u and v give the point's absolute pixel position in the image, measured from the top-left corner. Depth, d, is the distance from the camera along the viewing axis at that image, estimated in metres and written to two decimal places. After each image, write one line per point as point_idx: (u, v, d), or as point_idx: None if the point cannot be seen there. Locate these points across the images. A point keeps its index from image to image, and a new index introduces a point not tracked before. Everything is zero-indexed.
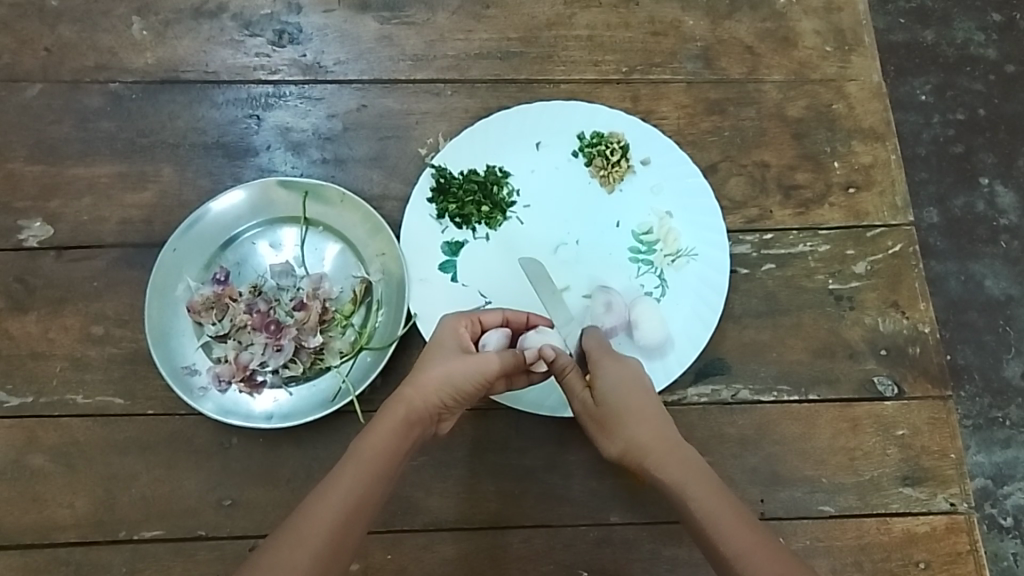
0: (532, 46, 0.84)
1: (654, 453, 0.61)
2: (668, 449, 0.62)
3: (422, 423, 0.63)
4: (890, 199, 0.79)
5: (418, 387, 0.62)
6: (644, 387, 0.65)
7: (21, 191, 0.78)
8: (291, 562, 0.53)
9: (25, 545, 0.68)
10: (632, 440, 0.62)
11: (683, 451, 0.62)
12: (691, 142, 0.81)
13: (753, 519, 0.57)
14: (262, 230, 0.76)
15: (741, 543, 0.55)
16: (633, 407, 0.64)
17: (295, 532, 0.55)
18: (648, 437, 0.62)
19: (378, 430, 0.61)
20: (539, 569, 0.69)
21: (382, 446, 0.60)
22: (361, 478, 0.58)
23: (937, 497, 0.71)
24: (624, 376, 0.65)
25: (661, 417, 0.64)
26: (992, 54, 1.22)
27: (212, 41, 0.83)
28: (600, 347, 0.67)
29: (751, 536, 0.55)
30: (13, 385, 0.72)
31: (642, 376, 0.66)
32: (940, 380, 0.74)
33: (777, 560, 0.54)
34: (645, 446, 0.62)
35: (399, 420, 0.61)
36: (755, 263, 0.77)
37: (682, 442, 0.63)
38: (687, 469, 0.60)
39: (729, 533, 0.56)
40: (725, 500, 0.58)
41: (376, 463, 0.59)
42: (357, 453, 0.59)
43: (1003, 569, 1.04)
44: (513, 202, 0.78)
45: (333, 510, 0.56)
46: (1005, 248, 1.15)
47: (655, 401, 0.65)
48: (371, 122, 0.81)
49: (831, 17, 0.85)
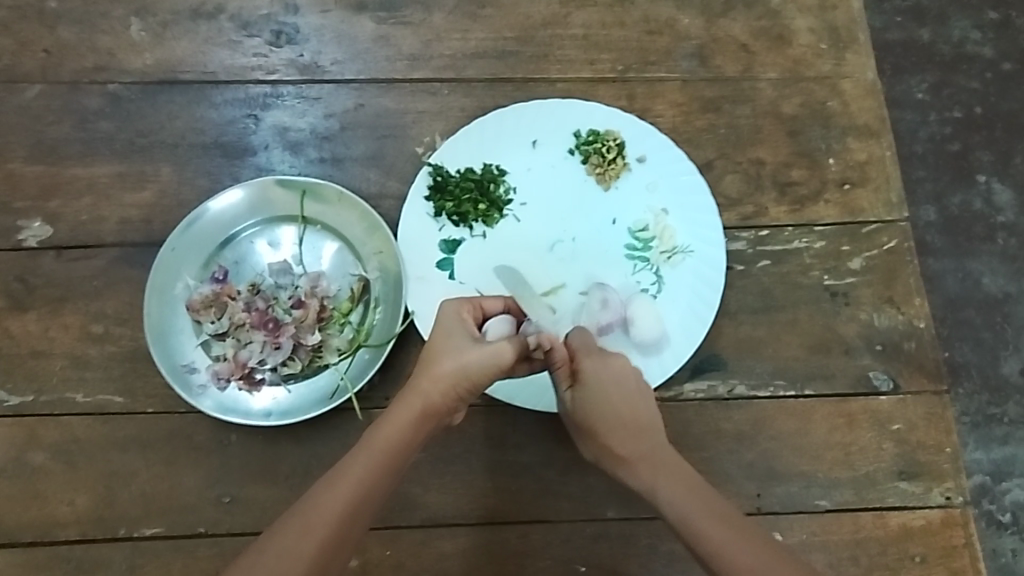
0: (527, 45, 0.84)
1: (631, 459, 0.63)
2: (645, 452, 0.63)
3: (438, 416, 0.63)
4: (884, 195, 0.80)
5: (434, 379, 0.62)
6: (627, 386, 0.65)
7: (21, 191, 0.79)
8: (297, 551, 0.54)
9: (25, 542, 0.69)
10: (611, 445, 0.64)
11: (659, 452, 0.63)
12: (686, 140, 0.81)
13: (726, 509, 0.58)
14: (260, 229, 0.76)
15: (713, 534, 0.56)
16: (614, 411, 0.64)
17: (300, 521, 0.55)
18: (626, 442, 0.63)
19: (392, 423, 0.61)
20: (536, 564, 0.69)
21: (395, 437, 0.60)
22: (372, 469, 0.58)
23: (932, 492, 0.71)
24: (605, 376, 0.65)
25: (642, 418, 0.64)
26: (988, 52, 1.22)
27: (210, 42, 0.84)
28: (584, 344, 0.67)
29: (723, 528, 0.56)
30: (13, 383, 0.73)
31: (627, 375, 0.66)
32: (936, 374, 0.74)
33: (748, 547, 0.55)
34: (622, 452, 0.63)
35: (414, 413, 0.61)
36: (750, 259, 0.78)
37: (660, 443, 0.64)
38: (660, 472, 0.61)
39: (702, 527, 0.57)
40: (699, 497, 0.59)
41: (389, 454, 0.59)
42: (368, 445, 0.60)
43: (1002, 566, 1.05)
44: (509, 199, 0.78)
45: (343, 499, 0.56)
46: (1002, 245, 1.15)
47: (637, 402, 0.65)
48: (368, 122, 0.81)
49: (826, 15, 0.86)
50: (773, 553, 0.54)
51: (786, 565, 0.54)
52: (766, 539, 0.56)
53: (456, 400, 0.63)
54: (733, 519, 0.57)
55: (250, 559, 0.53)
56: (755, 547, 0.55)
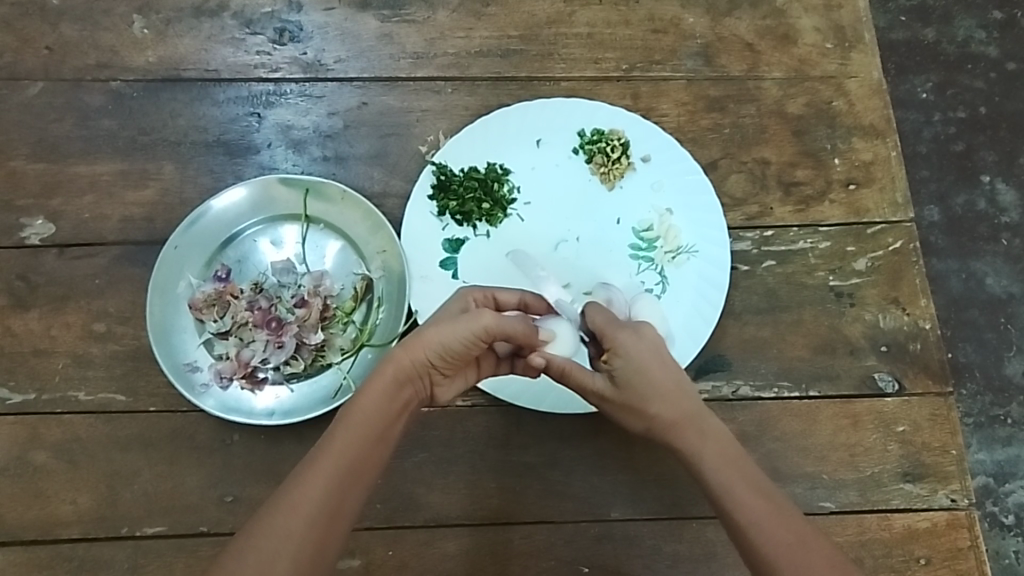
0: (531, 43, 0.84)
1: (677, 426, 0.63)
2: (691, 419, 0.63)
3: (413, 383, 0.62)
4: (890, 196, 0.79)
5: (409, 347, 0.60)
6: (664, 356, 0.65)
7: (22, 189, 0.78)
8: (286, 529, 0.55)
9: (27, 541, 0.68)
10: (660, 413, 0.63)
11: (706, 419, 0.64)
12: (690, 139, 0.81)
13: (767, 487, 0.60)
14: (263, 227, 0.76)
15: (758, 513, 0.58)
16: (654, 379, 0.64)
17: (288, 501, 0.56)
18: (672, 408, 0.63)
19: (369, 393, 0.60)
20: (540, 565, 0.69)
21: (372, 409, 0.59)
22: (351, 442, 0.58)
23: (938, 493, 0.71)
24: (643, 349, 0.65)
25: (685, 386, 0.64)
26: (993, 52, 1.22)
27: (213, 39, 0.83)
28: (608, 321, 0.67)
29: (766, 508, 0.59)
30: (15, 382, 0.72)
31: (660, 347, 0.66)
32: (940, 376, 0.74)
33: (789, 530, 0.58)
34: (671, 418, 0.63)
35: (387, 381, 0.60)
36: (756, 260, 0.77)
37: (704, 410, 0.64)
38: (707, 439, 0.62)
39: (745, 504, 0.59)
40: (745, 473, 0.61)
41: (366, 425, 0.59)
42: (345, 418, 0.59)
43: (1005, 567, 1.04)
44: (513, 199, 0.78)
45: (324, 476, 0.56)
46: (1005, 246, 1.15)
47: (679, 372, 0.65)
48: (372, 120, 0.81)
49: (831, 14, 0.85)
50: (811, 534, 0.58)
51: (820, 542, 0.58)
52: (804, 524, 0.59)
53: (433, 371, 0.62)
54: (774, 497, 0.60)
55: (242, 543, 0.55)
56: (796, 530, 0.58)
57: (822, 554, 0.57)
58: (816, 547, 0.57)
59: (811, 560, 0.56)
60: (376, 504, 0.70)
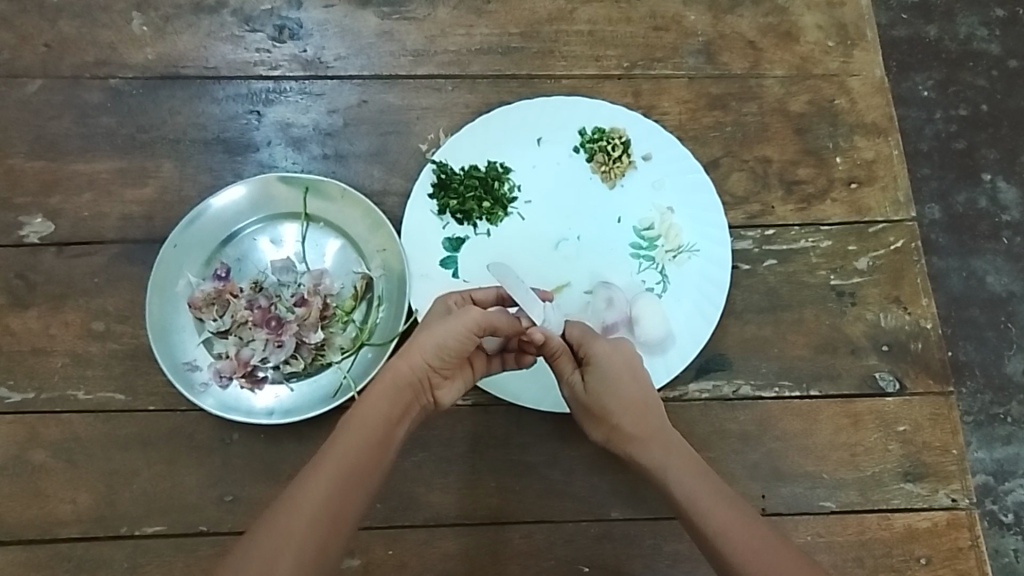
0: (532, 40, 0.84)
1: (641, 439, 0.64)
2: (654, 432, 0.64)
3: (414, 389, 0.62)
4: (892, 195, 0.79)
5: (405, 354, 0.61)
6: (636, 368, 0.67)
7: (21, 187, 0.78)
8: (289, 529, 0.54)
9: (26, 540, 0.68)
10: (622, 426, 0.65)
11: (668, 433, 0.65)
12: (691, 138, 0.81)
13: (732, 495, 0.61)
14: (262, 226, 0.75)
15: (722, 519, 0.59)
16: (622, 391, 0.65)
17: (291, 502, 0.56)
18: (637, 422, 0.65)
19: (369, 400, 0.61)
20: (539, 565, 0.69)
21: (372, 414, 0.60)
22: (353, 445, 0.58)
23: (939, 493, 0.71)
24: (615, 360, 0.66)
25: (650, 400, 0.66)
26: (995, 49, 1.21)
27: (212, 36, 0.83)
28: (585, 333, 0.68)
29: (732, 513, 0.59)
30: (14, 381, 0.72)
31: (632, 358, 0.67)
32: (941, 375, 0.74)
33: (755, 534, 0.58)
34: (634, 433, 0.65)
35: (386, 387, 0.61)
36: (756, 259, 0.77)
37: (668, 426, 0.66)
38: (671, 451, 0.63)
39: (710, 512, 0.59)
40: (708, 482, 0.61)
41: (368, 429, 0.59)
42: (347, 425, 0.60)
43: (1004, 565, 1.04)
44: (514, 197, 0.78)
45: (327, 475, 0.57)
46: (1006, 244, 1.15)
47: (646, 386, 0.66)
48: (371, 118, 0.80)
49: (834, 12, 0.85)
50: (779, 540, 0.58)
51: (790, 549, 0.58)
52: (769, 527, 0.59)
53: (431, 373, 0.63)
54: (740, 504, 0.60)
55: (244, 543, 0.54)
56: (762, 536, 0.58)
57: (791, 557, 0.57)
58: (783, 548, 0.57)
59: (777, 562, 0.56)
60: (375, 504, 0.70)
